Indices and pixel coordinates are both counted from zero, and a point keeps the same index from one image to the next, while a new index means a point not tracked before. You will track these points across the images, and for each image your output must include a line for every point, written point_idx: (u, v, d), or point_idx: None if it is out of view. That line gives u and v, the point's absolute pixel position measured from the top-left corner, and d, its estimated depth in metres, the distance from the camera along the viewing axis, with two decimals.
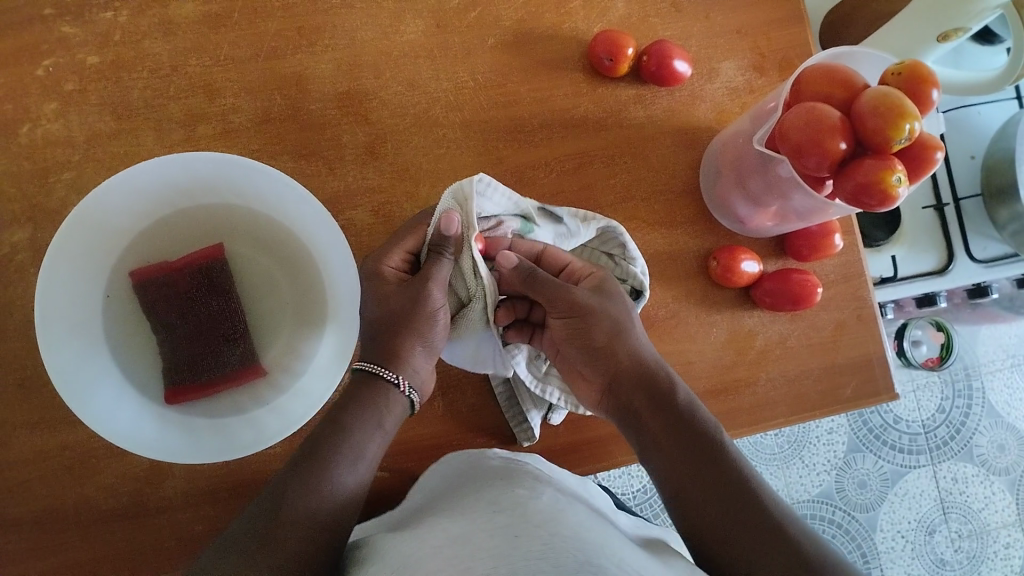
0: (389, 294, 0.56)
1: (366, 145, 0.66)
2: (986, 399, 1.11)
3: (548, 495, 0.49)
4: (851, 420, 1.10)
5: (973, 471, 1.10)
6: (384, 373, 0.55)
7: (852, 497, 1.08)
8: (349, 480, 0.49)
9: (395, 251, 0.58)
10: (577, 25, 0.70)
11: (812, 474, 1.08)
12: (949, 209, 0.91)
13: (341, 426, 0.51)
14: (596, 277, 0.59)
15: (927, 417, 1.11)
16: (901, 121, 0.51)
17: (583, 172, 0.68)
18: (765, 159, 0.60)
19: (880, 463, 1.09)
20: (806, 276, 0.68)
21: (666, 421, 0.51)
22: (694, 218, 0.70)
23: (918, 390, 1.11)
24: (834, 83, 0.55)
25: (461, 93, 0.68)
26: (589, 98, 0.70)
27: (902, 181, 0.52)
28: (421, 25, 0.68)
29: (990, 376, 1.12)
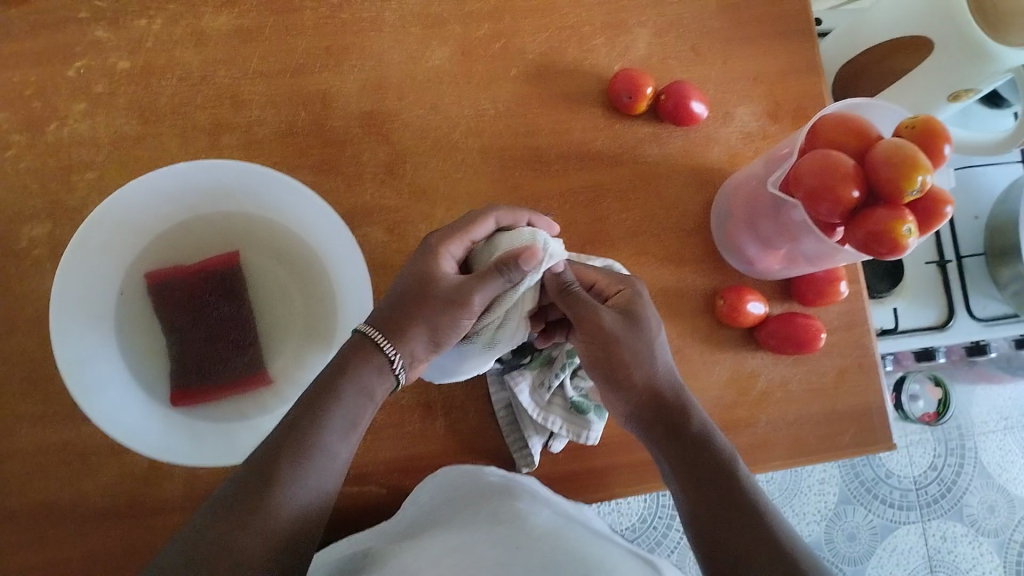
0: (432, 281, 0.54)
1: (385, 164, 0.67)
2: (978, 460, 1.12)
3: (548, 510, 0.50)
4: (843, 472, 1.11)
5: (962, 530, 1.11)
6: (383, 347, 0.53)
7: (841, 549, 1.09)
8: (342, 447, 0.50)
9: (460, 239, 0.56)
10: (599, 62, 0.72)
11: (803, 524, 1.09)
12: (951, 265, 0.92)
13: (335, 391, 0.50)
14: (628, 290, 0.57)
15: (919, 474, 1.12)
16: (914, 173, 0.52)
17: (595, 205, 0.70)
18: (777, 202, 0.61)
19: (870, 517, 1.10)
20: (809, 320, 0.69)
21: (683, 455, 0.53)
22: (702, 258, 0.71)
23: (910, 446, 1.12)
24: (849, 133, 0.57)
25: (482, 120, 0.69)
26: (605, 133, 0.71)
27: (912, 232, 0.53)
28: (446, 52, 0.70)
29: (982, 437, 1.13)
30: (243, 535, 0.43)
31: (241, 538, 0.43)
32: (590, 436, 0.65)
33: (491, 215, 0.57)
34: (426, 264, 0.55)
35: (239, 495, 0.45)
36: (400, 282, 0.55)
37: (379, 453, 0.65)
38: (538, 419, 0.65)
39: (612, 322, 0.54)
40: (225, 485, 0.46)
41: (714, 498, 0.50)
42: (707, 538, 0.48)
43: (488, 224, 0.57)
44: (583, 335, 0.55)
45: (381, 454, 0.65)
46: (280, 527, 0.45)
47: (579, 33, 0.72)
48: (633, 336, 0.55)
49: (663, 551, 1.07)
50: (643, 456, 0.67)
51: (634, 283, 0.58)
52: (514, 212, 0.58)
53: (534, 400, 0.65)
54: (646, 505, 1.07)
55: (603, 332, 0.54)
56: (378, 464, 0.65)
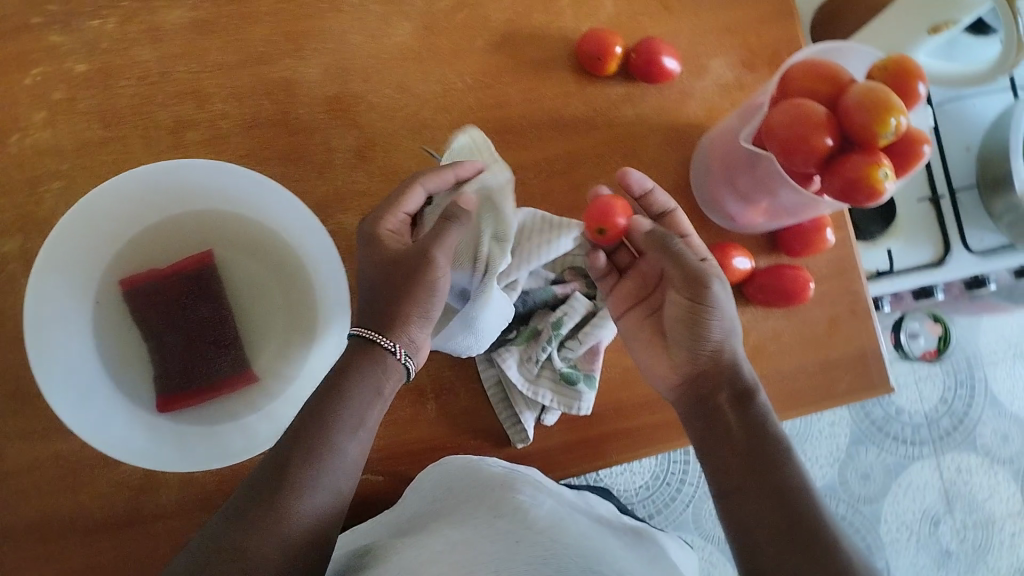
0: (393, 257, 0.55)
1: (354, 149, 0.66)
2: (988, 390, 1.26)
3: (550, 503, 0.51)
4: (855, 416, 1.23)
5: (976, 460, 1.25)
6: (380, 340, 0.54)
7: (856, 489, 1.22)
8: (351, 447, 0.51)
9: (392, 212, 0.57)
10: (566, 25, 0.70)
11: (816, 467, 1.21)
12: (944, 202, 0.90)
13: (341, 391, 0.52)
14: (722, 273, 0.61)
15: (930, 409, 1.25)
16: (887, 115, 0.50)
17: (573, 172, 0.69)
18: (753, 156, 0.60)
19: (882, 455, 1.23)
20: (797, 271, 0.68)
21: (743, 425, 0.55)
22: (684, 218, 0.69)
23: (919, 382, 1.26)
24: (820, 80, 0.55)
25: (451, 95, 0.68)
26: (577, 97, 0.70)
27: (889, 176, 0.51)
28: (409, 26, 0.68)
29: (992, 369, 1.26)
30: (252, 544, 0.45)
31: (249, 546, 0.45)
32: (585, 405, 0.65)
33: (415, 182, 0.57)
34: (377, 248, 0.56)
35: (250, 502, 0.47)
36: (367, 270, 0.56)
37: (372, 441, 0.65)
38: (527, 393, 0.65)
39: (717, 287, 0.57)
40: (236, 491, 0.48)
41: (753, 478, 0.52)
42: (743, 524, 0.51)
43: (412, 189, 0.57)
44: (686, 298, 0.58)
45: (375, 441, 0.65)
46: (292, 535, 0.46)
47: None
48: (727, 301, 0.58)
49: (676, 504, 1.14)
50: (637, 421, 0.68)
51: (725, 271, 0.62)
52: (439, 172, 0.57)
53: (523, 374, 0.65)
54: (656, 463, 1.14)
55: (700, 298, 0.57)
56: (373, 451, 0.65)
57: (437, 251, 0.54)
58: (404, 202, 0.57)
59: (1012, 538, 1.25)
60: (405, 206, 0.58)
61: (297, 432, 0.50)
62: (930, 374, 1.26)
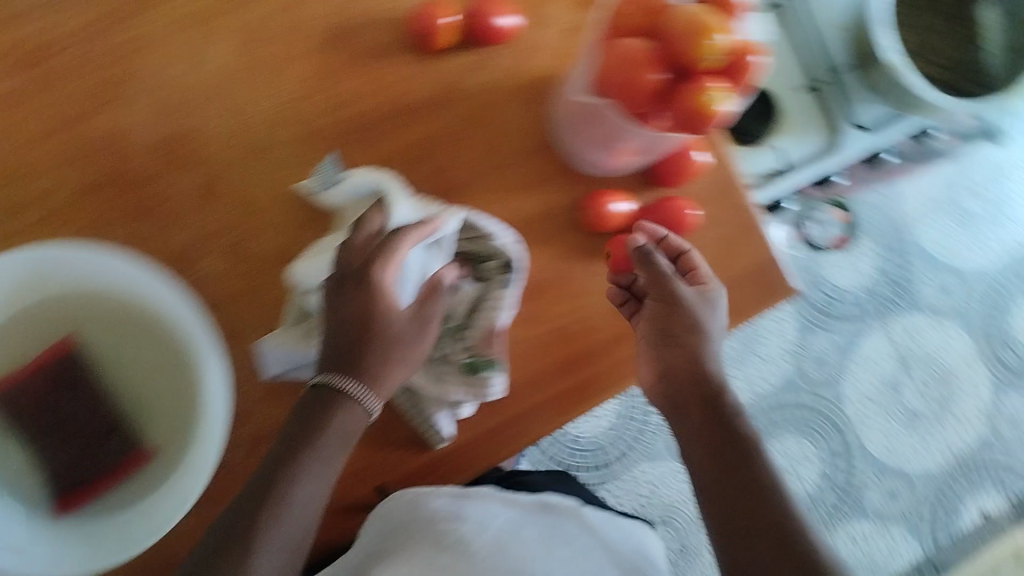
0: (389, 325, 0.59)
1: (201, 187, 0.63)
2: (921, 249, 1.30)
3: (499, 526, 0.67)
4: (797, 307, 1.27)
5: (925, 320, 1.30)
6: (366, 401, 0.59)
7: (814, 375, 1.25)
8: (312, 493, 0.56)
9: (390, 268, 0.58)
10: (390, 5, 0.67)
11: (772, 365, 1.24)
12: (823, 86, 0.91)
13: (307, 441, 0.56)
14: (703, 289, 0.65)
15: (870, 282, 1.28)
16: (706, 33, 0.47)
17: (433, 157, 0.66)
18: (592, 109, 0.57)
19: (833, 338, 1.27)
20: (675, 203, 0.67)
21: (720, 439, 0.63)
22: (556, 176, 0.68)
23: (856, 259, 1.28)
24: (636, 13, 0.51)
25: (287, 108, 0.65)
26: (420, 78, 0.67)
27: (726, 97, 0.48)
28: (226, 47, 0.65)
29: (920, 229, 1.30)
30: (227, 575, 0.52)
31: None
32: (496, 389, 0.64)
33: (406, 241, 0.58)
34: (372, 305, 0.58)
35: (227, 535, 0.53)
36: (351, 322, 0.58)
37: None
38: (435, 393, 0.64)
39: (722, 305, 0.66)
40: (213, 527, 0.55)
41: (721, 477, 0.62)
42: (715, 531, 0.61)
43: (407, 247, 0.58)
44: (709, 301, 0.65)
45: None
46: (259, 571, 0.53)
47: None
48: (699, 306, 0.65)
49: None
50: (555, 389, 0.67)
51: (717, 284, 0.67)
52: (424, 227, 0.59)
53: (427, 374, 0.65)
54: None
55: (672, 298, 0.65)
56: None
57: (433, 316, 0.60)
58: (399, 259, 0.58)
59: (971, 385, 1.30)
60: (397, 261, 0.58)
61: (257, 497, 0.55)
62: (862, 250, 1.29)
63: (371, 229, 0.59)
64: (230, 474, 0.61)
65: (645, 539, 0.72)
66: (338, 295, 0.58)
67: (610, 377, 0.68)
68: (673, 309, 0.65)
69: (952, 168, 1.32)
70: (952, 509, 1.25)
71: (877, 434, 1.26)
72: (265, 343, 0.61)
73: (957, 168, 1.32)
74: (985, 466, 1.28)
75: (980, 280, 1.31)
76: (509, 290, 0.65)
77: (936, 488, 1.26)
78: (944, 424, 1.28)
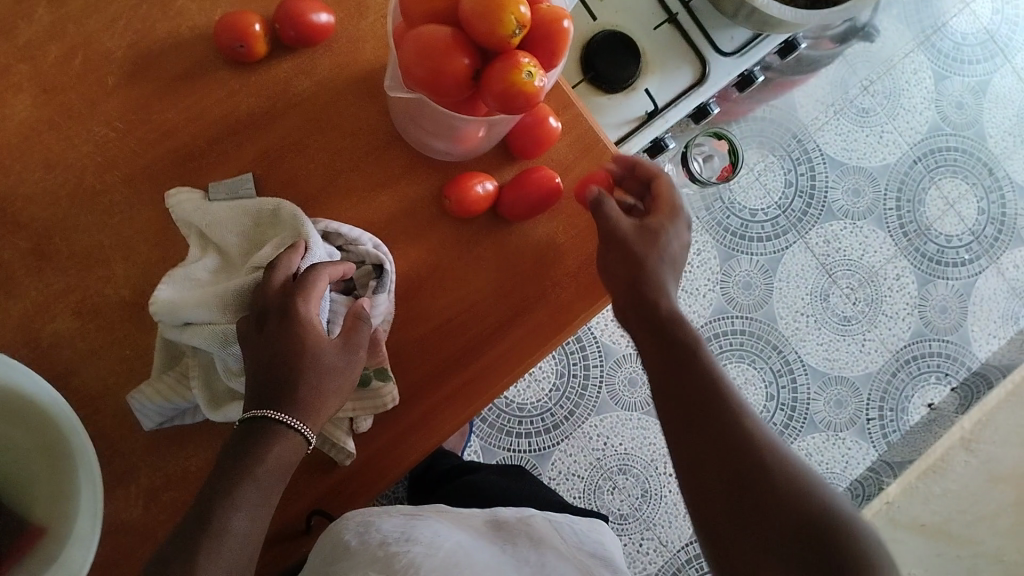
0: (324, 353, 0.55)
1: (31, 250, 0.60)
2: (824, 155, 1.28)
3: (446, 547, 0.54)
4: (713, 236, 1.24)
5: (841, 225, 1.27)
6: (303, 430, 0.54)
7: (742, 302, 1.23)
8: (248, 527, 0.51)
9: (313, 302, 0.55)
10: (197, 22, 0.64)
11: (701, 298, 1.22)
12: (681, 17, 0.89)
13: (244, 471, 0.51)
14: (662, 217, 0.62)
15: (779, 198, 1.27)
16: (504, 13, 0.48)
17: (277, 170, 0.63)
18: (417, 100, 0.57)
19: (754, 260, 1.24)
20: (541, 172, 0.64)
21: (698, 412, 0.54)
22: (408, 165, 0.65)
23: (761, 176, 1.27)
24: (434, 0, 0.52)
25: (110, 149, 0.62)
26: (245, 92, 0.64)
27: (535, 72, 0.50)
28: (28, 97, 0.61)
29: (819, 134, 1.29)
30: None
31: None
32: (390, 397, 0.61)
33: (323, 273, 0.55)
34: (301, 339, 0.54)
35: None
36: (279, 355, 0.54)
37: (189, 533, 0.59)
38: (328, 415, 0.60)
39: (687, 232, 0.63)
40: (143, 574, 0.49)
41: (714, 451, 0.52)
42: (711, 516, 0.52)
43: (324, 281, 0.55)
44: (668, 223, 0.61)
45: None
46: None
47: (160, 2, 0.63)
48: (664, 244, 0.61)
49: (592, 391, 1.17)
50: (454, 384, 0.64)
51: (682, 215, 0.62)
52: (336, 265, 0.57)
53: None
54: (557, 362, 1.17)
55: (615, 236, 0.60)
56: None
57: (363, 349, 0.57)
58: (319, 293, 0.55)
59: (899, 278, 1.27)
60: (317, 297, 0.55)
61: (202, 525, 0.49)
62: (766, 165, 1.27)
63: (287, 268, 0.55)
64: (121, 542, 0.58)
65: (605, 543, 0.65)
66: (262, 330, 0.54)
67: (513, 360, 0.64)
68: (627, 247, 0.60)
69: (837, 67, 1.31)
70: (897, 407, 1.23)
71: (814, 348, 1.23)
72: (135, 397, 0.58)
73: (845, 67, 1.31)
74: (923, 358, 1.25)
75: (888, 172, 1.29)
76: (381, 296, 0.61)
77: (879, 390, 1.23)
78: (880, 323, 1.25)
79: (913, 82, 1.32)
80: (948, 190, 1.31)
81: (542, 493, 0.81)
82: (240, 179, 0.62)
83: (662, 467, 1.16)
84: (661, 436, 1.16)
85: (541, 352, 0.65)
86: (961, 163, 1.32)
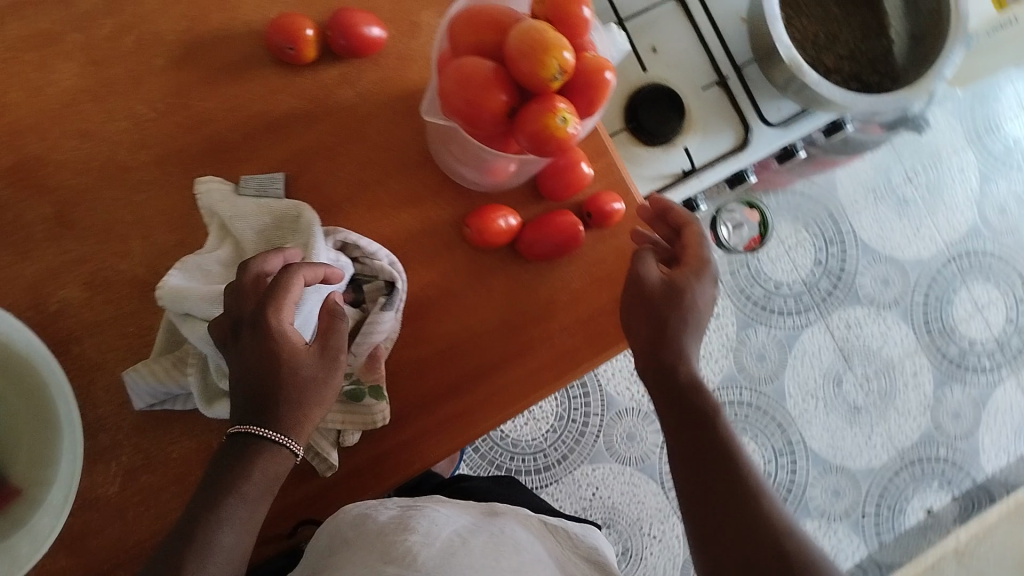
0: (302, 363, 0.54)
1: (54, 215, 0.60)
2: (857, 239, 1.27)
3: (441, 538, 0.52)
4: (735, 301, 1.23)
5: (864, 312, 1.26)
6: (289, 444, 0.54)
7: (753, 372, 1.22)
8: (237, 535, 0.51)
9: (287, 307, 0.53)
10: (251, 18, 0.64)
11: (712, 362, 1.21)
12: (732, 81, 0.89)
13: (232, 485, 0.52)
14: (694, 268, 0.61)
15: (807, 274, 1.26)
16: (547, 57, 0.49)
17: (305, 174, 0.64)
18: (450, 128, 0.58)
19: (772, 333, 1.23)
20: (565, 215, 0.64)
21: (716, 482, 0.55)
22: (435, 188, 0.65)
23: (791, 250, 1.26)
24: (481, 32, 0.53)
25: (146, 128, 0.62)
26: (287, 92, 0.64)
27: (569, 118, 0.51)
28: (74, 68, 0.62)
29: (856, 217, 1.28)
30: None
31: None
32: (380, 415, 0.61)
33: (298, 276, 0.53)
34: (277, 351, 0.53)
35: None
36: (257, 366, 0.53)
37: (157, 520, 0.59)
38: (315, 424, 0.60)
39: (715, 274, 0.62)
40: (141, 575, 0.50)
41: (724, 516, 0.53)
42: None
43: (298, 283, 0.53)
44: (693, 278, 0.61)
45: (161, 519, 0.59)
46: None
47: None
48: (697, 304, 0.60)
49: (588, 438, 1.16)
50: (447, 413, 0.63)
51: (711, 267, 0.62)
52: (314, 266, 0.55)
53: None
54: (558, 405, 1.16)
55: (643, 292, 0.60)
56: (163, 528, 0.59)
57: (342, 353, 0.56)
58: (291, 298, 0.53)
59: (917, 377, 1.25)
60: (291, 301, 0.53)
61: (188, 539, 0.50)
62: (797, 241, 1.26)
63: (262, 266, 0.54)
64: (98, 517, 0.58)
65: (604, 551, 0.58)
66: (241, 339, 0.53)
67: (510, 399, 0.64)
68: (654, 304, 0.60)
69: (884, 152, 1.30)
70: (895, 506, 1.21)
71: (819, 431, 1.22)
72: (130, 374, 0.58)
73: (892, 155, 1.30)
74: (929, 461, 1.23)
75: (920, 267, 1.28)
76: (389, 314, 0.61)
77: (880, 486, 1.21)
78: (890, 418, 1.24)
79: (956, 179, 1.31)
80: (977, 295, 1.29)
81: (522, 488, 0.82)
82: (272, 177, 0.62)
83: (648, 527, 1.14)
84: (650, 496, 1.15)
85: (537, 395, 0.64)
86: (994, 269, 1.30)
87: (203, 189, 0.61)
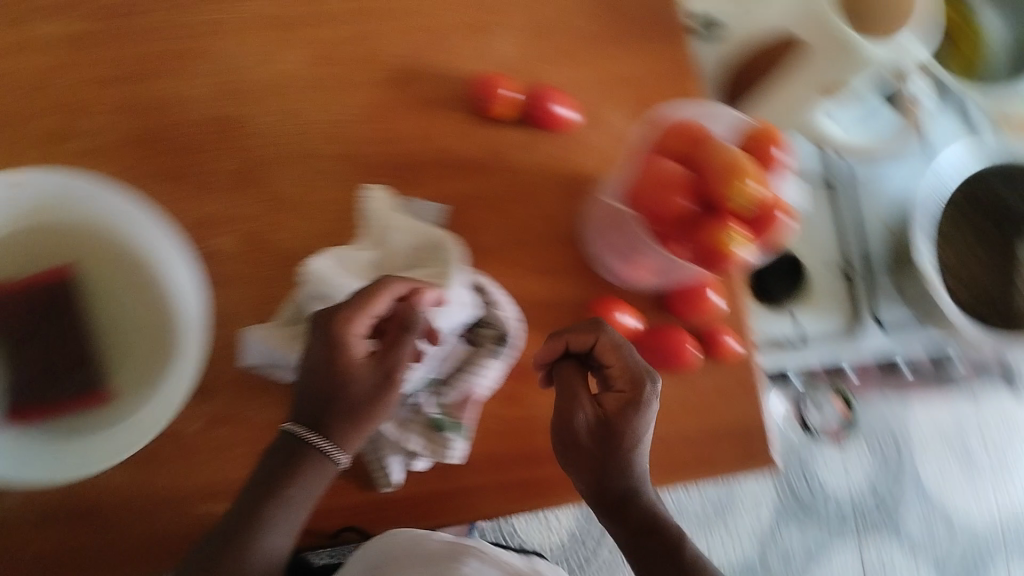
0: (360, 374, 0.57)
1: (236, 171, 0.65)
2: (915, 478, 1.26)
3: None
4: (778, 492, 1.22)
5: (899, 552, 1.25)
6: (333, 454, 0.57)
7: (773, 568, 1.20)
8: (281, 532, 0.56)
9: (365, 317, 0.56)
10: (465, 68, 0.71)
11: (737, 541, 1.19)
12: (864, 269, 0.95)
13: (280, 492, 0.56)
14: (627, 398, 0.60)
15: (856, 493, 1.24)
16: (740, 182, 0.56)
17: (463, 215, 0.68)
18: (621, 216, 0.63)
19: (804, 537, 1.22)
20: (680, 336, 0.66)
21: None
22: (572, 269, 0.69)
23: (849, 464, 1.24)
24: (686, 148, 0.61)
25: (342, 126, 0.67)
26: (472, 139, 0.69)
27: (740, 241, 0.57)
28: (302, 56, 0.68)
29: (922, 457, 1.27)
30: None
31: None
32: (453, 453, 0.62)
33: (388, 291, 0.56)
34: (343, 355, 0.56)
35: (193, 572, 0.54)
36: (323, 368, 0.56)
37: (220, 473, 0.60)
38: (394, 436, 0.62)
39: (654, 394, 0.59)
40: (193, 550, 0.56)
41: None
42: None
43: (386, 297, 0.56)
44: (629, 410, 0.59)
45: (224, 474, 0.60)
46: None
47: (436, 35, 0.71)
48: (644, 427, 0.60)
49: (596, 565, 1.15)
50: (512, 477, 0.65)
51: (642, 402, 0.59)
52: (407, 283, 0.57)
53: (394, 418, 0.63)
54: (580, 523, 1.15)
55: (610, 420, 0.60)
56: (222, 482, 0.60)
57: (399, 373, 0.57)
58: (372, 309, 0.56)
59: None
60: (372, 312, 0.56)
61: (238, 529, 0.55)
62: (857, 456, 1.25)
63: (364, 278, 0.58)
64: (172, 449, 0.60)
65: None
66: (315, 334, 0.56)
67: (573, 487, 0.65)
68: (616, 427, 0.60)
69: (966, 404, 1.30)
70: None
71: None
72: (251, 330, 0.62)
73: (974, 410, 1.30)
74: None
75: (965, 530, 1.27)
76: (493, 363, 0.64)
77: None
78: None
79: None
80: None
81: None
82: (431, 207, 0.67)
83: None
84: None
85: None
86: None
87: (369, 196, 0.65)
